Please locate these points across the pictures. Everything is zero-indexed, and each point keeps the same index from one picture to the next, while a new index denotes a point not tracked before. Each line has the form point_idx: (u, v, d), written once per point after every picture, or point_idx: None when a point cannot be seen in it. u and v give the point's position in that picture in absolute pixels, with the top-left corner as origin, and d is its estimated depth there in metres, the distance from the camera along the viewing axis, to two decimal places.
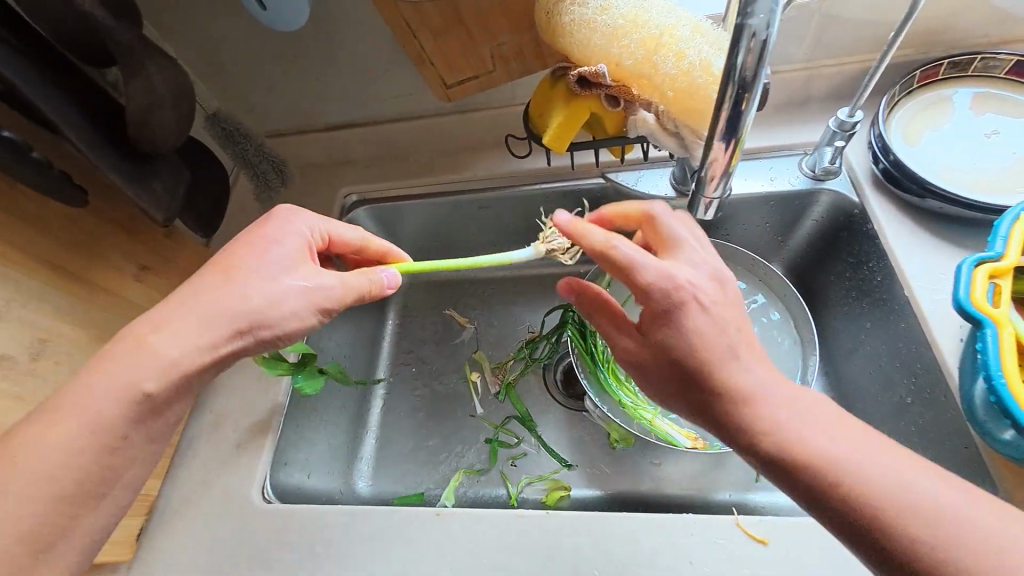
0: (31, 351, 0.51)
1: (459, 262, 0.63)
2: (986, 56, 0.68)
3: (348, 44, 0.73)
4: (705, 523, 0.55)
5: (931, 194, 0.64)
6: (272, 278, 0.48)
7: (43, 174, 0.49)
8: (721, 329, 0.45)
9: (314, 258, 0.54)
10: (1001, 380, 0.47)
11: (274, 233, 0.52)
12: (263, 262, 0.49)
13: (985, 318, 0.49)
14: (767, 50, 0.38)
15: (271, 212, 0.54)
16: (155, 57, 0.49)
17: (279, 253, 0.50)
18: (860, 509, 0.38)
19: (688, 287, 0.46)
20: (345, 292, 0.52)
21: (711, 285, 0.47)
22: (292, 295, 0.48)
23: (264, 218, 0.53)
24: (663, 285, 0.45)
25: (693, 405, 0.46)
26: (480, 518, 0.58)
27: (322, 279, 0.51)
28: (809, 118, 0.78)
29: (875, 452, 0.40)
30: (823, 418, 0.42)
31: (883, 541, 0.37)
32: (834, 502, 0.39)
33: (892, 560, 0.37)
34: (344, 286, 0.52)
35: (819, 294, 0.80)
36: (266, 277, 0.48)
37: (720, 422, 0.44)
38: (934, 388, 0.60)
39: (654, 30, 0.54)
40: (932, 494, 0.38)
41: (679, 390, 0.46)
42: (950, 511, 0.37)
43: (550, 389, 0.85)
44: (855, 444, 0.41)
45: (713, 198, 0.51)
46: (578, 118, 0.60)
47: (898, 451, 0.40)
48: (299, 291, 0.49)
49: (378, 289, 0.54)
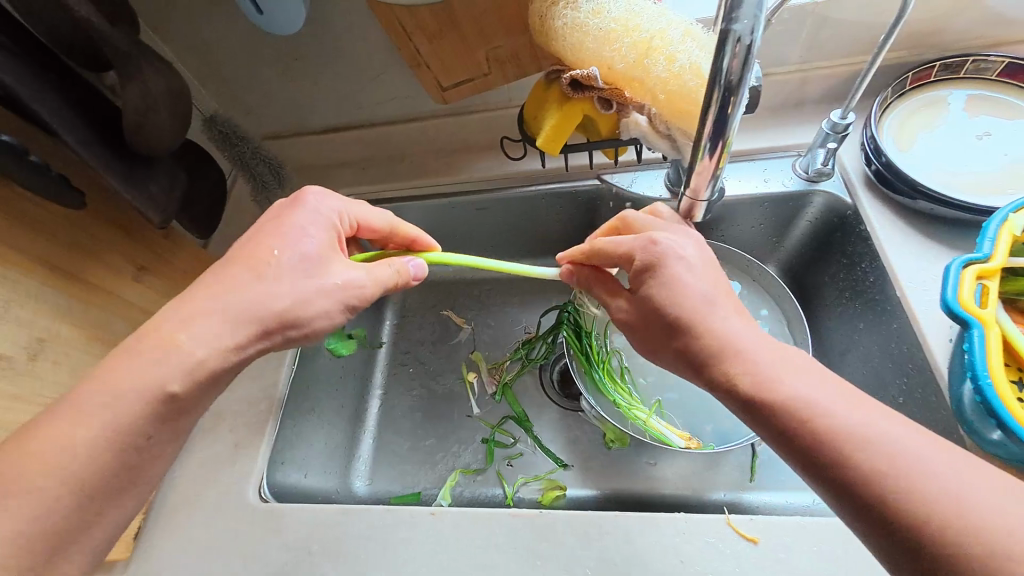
0: (29, 351, 0.52)
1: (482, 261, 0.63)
2: (977, 58, 0.69)
3: (344, 47, 0.74)
4: (697, 522, 0.55)
5: (922, 195, 0.65)
6: (304, 275, 0.48)
7: (41, 178, 0.49)
8: (709, 298, 0.46)
9: (340, 248, 0.55)
10: (987, 381, 0.47)
11: (302, 221, 0.51)
12: (295, 252, 0.49)
13: (972, 319, 0.50)
14: (752, 55, 0.38)
15: (298, 196, 0.53)
16: (151, 61, 0.50)
17: (311, 244, 0.50)
18: (842, 464, 0.37)
19: (668, 245, 0.48)
20: (373, 287, 0.52)
21: (692, 247, 0.49)
22: (323, 293, 0.49)
23: (290, 202, 0.53)
24: (644, 244, 0.49)
25: (679, 360, 0.47)
26: (474, 517, 0.58)
27: (353, 275, 0.51)
28: (802, 119, 0.78)
29: (860, 409, 0.40)
30: (807, 376, 0.42)
31: (868, 497, 0.36)
32: (817, 457, 0.39)
33: (878, 517, 0.36)
34: (372, 280, 0.52)
35: (814, 295, 0.80)
36: (298, 271, 0.48)
37: (705, 376, 0.45)
38: (925, 389, 0.60)
39: (645, 34, 0.54)
40: (922, 457, 0.37)
41: (664, 344, 0.47)
42: (942, 475, 0.36)
43: (546, 390, 0.86)
44: (839, 400, 0.40)
45: (702, 199, 0.51)
46: (571, 120, 0.60)
47: (889, 415, 0.40)
48: (331, 289, 0.49)
49: (406, 279, 0.56)
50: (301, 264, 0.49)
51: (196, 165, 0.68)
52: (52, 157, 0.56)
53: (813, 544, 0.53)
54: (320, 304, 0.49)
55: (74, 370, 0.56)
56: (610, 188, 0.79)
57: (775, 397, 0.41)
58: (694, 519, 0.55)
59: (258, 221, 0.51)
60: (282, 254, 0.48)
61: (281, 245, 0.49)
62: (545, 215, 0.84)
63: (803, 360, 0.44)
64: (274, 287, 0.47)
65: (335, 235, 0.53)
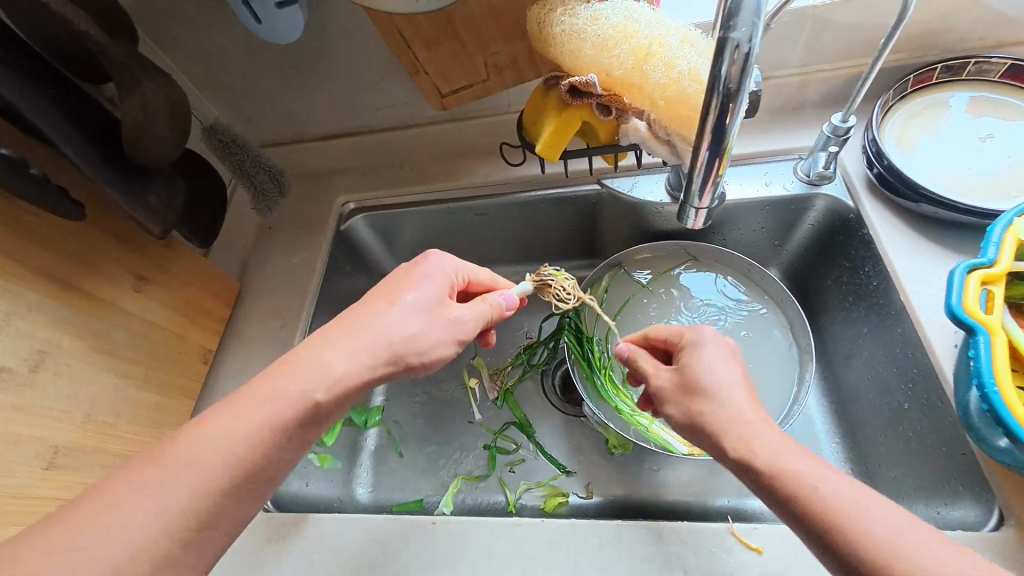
0: (30, 362, 0.52)
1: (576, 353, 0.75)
2: (980, 60, 0.68)
3: (343, 55, 0.74)
4: (698, 530, 0.55)
5: (925, 199, 0.64)
6: (420, 317, 0.51)
7: (39, 190, 0.49)
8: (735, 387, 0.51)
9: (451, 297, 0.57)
10: (993, 387, 0.47)
11: (426, 272, 0.55)
12: (416, 299, 0.52)
13: (977, 325, 0.49)
14: (750, 61, 0.38)
15: (424, 253, 0.57)
16: (150, 73, 0.50)
17: (428, 292, 0.53)
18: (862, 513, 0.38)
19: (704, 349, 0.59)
20: (475, 323, 0.55)
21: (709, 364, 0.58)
22: (437, 331, 0.51)
23: (415, 258, 0.57)
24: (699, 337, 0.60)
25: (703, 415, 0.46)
26: (477, 527, 0.58)
27: (460, 314, 0.54)
28: (803, 122, 0.78)
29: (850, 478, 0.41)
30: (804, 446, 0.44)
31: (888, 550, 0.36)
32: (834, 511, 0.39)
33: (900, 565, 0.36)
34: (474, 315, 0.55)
35: (816, 299, 0.80)
36: (412, 318, 0.51)
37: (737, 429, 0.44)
38: (931, 395, 0.60)
39: (643, 41, 0.54)
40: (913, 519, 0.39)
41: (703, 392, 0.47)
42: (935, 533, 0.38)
43: (547, 395, 0.86)
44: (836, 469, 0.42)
45: (703, 207, 0.50)
46: (570, 125, 0.60)
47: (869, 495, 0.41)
48: (444, 326, 0.52)
49: (499, 312, 0.57)
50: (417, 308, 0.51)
51: (196, 175, 0.68)
52: (50, 169, 0.56)
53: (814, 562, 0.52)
54: (439, 339, 0.52)
55: (75, 382, 0.56)
56: (610, 193, 0.79)
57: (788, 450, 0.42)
58: (690, 530, 0.55)
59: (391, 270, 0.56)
60: (407, 296, 0.52)
61: (407, 288, 0.53)
62: (547, 220, 0.84)
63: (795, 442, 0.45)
64: (397, 321, 0.50)
65: (449, 287, 0.56)
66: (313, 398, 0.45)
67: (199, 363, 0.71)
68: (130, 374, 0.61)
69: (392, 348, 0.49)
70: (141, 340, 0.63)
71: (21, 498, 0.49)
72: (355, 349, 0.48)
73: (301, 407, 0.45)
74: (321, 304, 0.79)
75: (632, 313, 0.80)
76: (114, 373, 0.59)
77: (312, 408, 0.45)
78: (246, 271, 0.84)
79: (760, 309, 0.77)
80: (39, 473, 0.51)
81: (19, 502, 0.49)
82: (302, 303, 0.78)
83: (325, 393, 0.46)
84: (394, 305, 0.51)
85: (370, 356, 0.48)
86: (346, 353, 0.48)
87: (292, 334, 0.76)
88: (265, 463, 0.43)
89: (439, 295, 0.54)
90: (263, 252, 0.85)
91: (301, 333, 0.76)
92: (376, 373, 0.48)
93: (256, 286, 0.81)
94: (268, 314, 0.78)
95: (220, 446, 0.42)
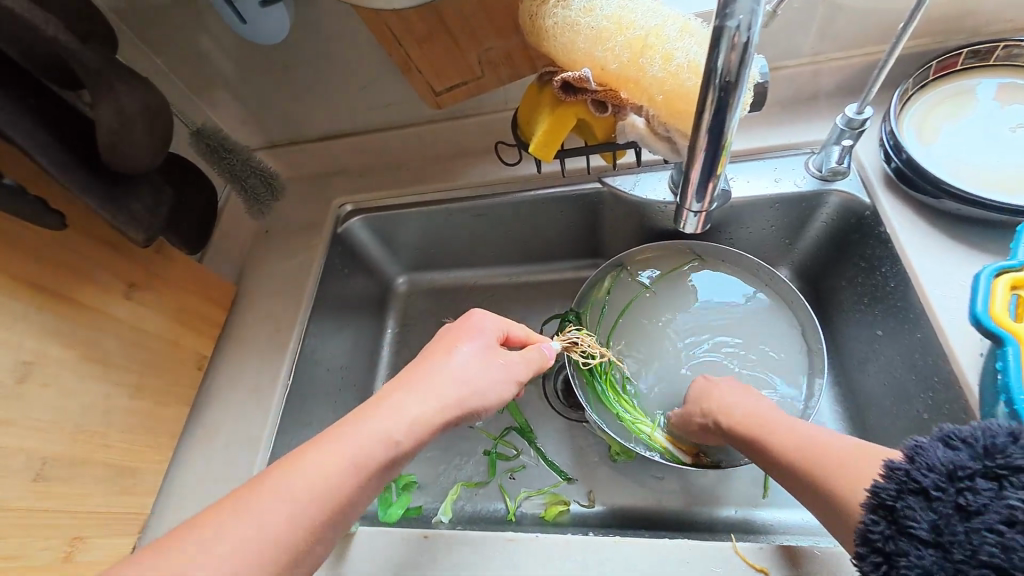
0: (16, 373, 0.51)
1: (586, 374, 0.72)
2: (1009, 44, 0.63)
3: (334, 54, 0.72)
4: (701, 549, 0.52)
5: (949, 195, 0.60)
6: (486, 372, 0.48)
7: (15, 198, 0.48)
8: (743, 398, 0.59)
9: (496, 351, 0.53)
10: (1022, 403, 0.44)
11: (481, 334, 0.51)
12: (474, 353, 0.49)
13: (1006, 334, 0.46)
14: (750, 51, 0.35)
15: (467, 313, 0.53)
16: (124, 78, 0.49)
17: (484, 352, 0.50)
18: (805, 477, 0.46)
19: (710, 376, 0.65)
20: (526, 365, 0.53)
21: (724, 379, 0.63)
22: (500, 383, 0.49)
23: (460, 318, 0.53)
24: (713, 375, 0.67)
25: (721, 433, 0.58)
26: (470, 542, 0.55)
27: (514, 363, 0.51)
28: (816, 114, 0.74)
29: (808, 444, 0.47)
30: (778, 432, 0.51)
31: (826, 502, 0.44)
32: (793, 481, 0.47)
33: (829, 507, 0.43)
34: (527, 360, 0.53)
35: (829, 299, 0.76)
36: (481, 375, 0.48)
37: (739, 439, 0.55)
38: (952, 405, 0.56)
39: (639, 32, 0.51)
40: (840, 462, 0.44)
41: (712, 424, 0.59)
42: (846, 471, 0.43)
43: (549, 399, 0.83)
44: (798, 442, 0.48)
45: (697, 210, 0.47)
46: (563, 125, 0.58)
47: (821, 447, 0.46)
48: (506, 377, 0.50)
49: (545, 360, 0.55)
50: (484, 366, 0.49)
51: (186, 180, 0.68)
52: (25, 176, 0.54)
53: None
54: (499, 382, 0.49)
55: (63, 393, 0.55)
56: (611, 191, 0.76)
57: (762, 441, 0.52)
58: (692, 560, 0.51)
59: (440, 328, 0.52)
60: (465, 347, 0.49)
61: (464, 340, 0.50)
62: (546, 220, 0.82)
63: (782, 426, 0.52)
64: (461, 375, 0.47)
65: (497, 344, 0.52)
66: (391, 437, 0.42)
67: (193, 369, 0.71)
68: (119, 382, 0.61)
69: (438, 385, 0.45)
70: (135, 347, 0.62)
71: (7, 510, 0.49)
72: (429, 392, 0.44)
73: (380, 445, 0.41)
74: (318, 309, 0.78)
75: (637, 318, 0.77)
76: (104, 382, 0.59)
77: (390, 447, 0.42)
78: (242, 276, 0.83)
79: (772, 317, 0.74)
80: (28, 484, 0.51)
81: (5, 515, 0.49)
82: (298, 307, 0.77)
83: (404, 433, 0.42)
84: (454, 356, 0.48)
85: (440, 408, 0.44)
86: (420, 398, 0.44)
87: (287, 338, 0.75)
88: (351, 497, 0.39)
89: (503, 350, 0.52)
90: (260, 256, 0.84)
91: (295, 338, 0.75)
92: (444, 414, 0.44)
93: (252, 291, 0.80)
94: (264, 318, 0.77)
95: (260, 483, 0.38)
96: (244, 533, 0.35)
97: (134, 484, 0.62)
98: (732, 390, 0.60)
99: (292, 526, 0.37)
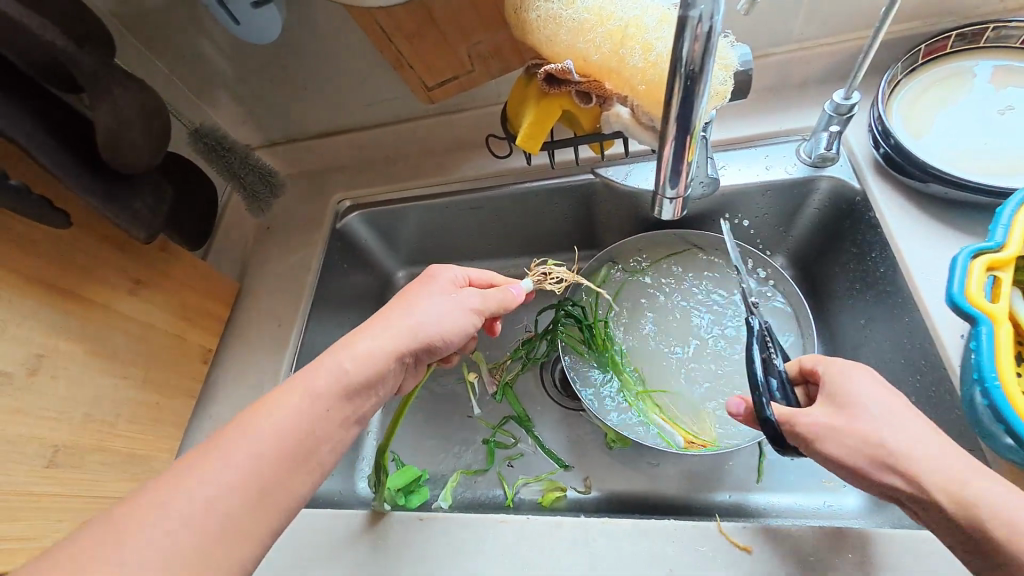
0: (27, 366, 0.54)
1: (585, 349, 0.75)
2: (998, 25, 0.63)
3: (327, 53, 0.74)
4: (687, 528, 0.53)
5: (935, 178, 0.60)
6: (440, 307, 0.51)
7: (22, 199, 0.50)
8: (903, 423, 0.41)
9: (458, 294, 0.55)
10: (994, 382, 0.44)
11: (437, 283, 0.54)
12: (429, 295, 0.52)
13: (980, 315, 0.47)
14: (713, 39, 0.35)
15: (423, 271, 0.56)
16: (121, 81, 0.51)
17: (438, 295, 0.52)
18: None
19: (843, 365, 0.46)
20: (486, 299, 0.55)
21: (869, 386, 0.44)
22: (456, 313, 0.52)
23: (418, 277, 0.56)
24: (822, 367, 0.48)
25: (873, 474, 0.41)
26: (465, 525, 0.57)
27: (471, 297, 0.54)
28: (805, 100, 0.74)
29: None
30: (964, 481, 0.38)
31: None
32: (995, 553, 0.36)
33: None
34: (487, 298, 0.55)
35: (824, 286, 0.76)
36: (434, 308, 0.51)
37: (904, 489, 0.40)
38: (939, 386, 0.57)
39: (619, 22, 0.51)
40: None
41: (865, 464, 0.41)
42: None
43: (546, 388, 0.85)
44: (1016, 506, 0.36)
45: (677, 196, 0.48)
46: (549, 117, 0.59)
47: None
48: (461, 309, 0.52)
49: (510, 295, 0.57)
50: (439, 302, 0.51)
51: (186, 180, 0.71)
52: (32, 178, 0.56)
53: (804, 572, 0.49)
54: (454, 315, 0.52)
55: (72, 384, 0.58)
56: (604, 182, 0.77)
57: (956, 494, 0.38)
58: (677, 539, 0.53)
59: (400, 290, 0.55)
60: (419, 294, 0.52)
61: (418, 289, 0.53)
62: (539, 211, 0.83)
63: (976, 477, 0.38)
64: (415, 310, 0.50)
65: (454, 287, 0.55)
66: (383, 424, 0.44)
67: (199, 362, 0.73)
68: (126, 374, 0.63)
69: (391, 324, 0.49)
70: (140, 341, 0.65)
71: (20, 495, 0.52)
72: (380, 330, 0.48)
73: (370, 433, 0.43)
74: (318, 303, 0.80)
75: (631, 306, 0.78)
76: (112, 375, 0.61)
77: None
78: (245, 271, 0.85)
79: (765, 304, 0.74)
80: (40, 470, 0.54)
81: (18, 499, 0.51)
82: (299, 301, 0.80)
83: (353, 361, 0.45)
84: (408, 302, 0.51)
85: (394, 340, 0.48)
86: (373, 336, 0.47)
87: (290, 331, 0.77)
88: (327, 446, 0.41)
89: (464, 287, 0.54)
90: (262, 253, 0.86)
91: (297, 330, 0.77)
92: (399, 345, 0.48)
93: (255, 286, 0.82)
94: (267, 313, 0.79)
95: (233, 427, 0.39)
96: (232, 477, 0.37)
97: (143, 472, 0.64)
98: (863, 399, 0.43)
99: (269, 462, 0.39)
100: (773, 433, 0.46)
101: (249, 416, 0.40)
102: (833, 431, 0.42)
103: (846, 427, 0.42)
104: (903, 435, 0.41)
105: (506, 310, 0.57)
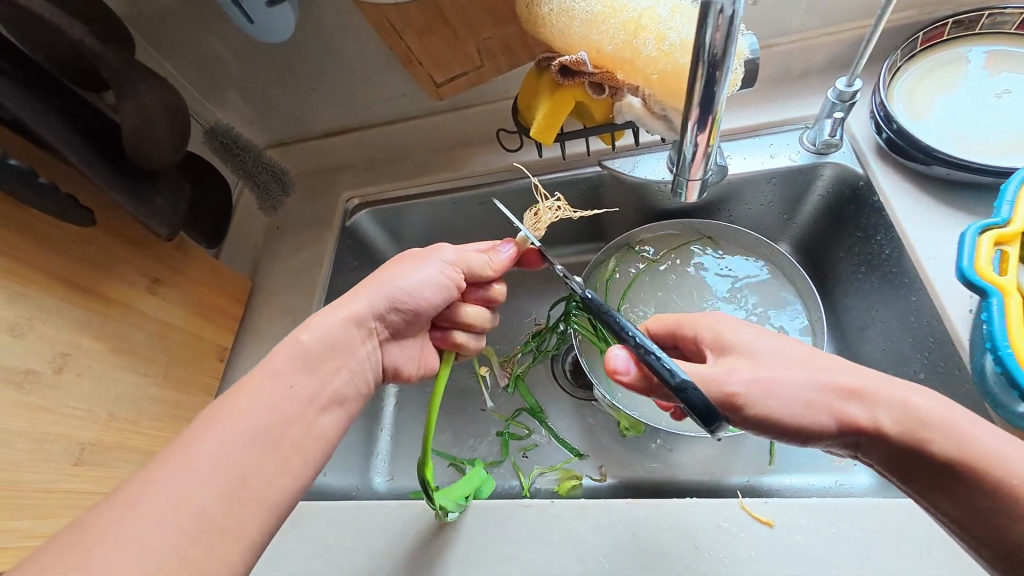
0: (54, 364, 0.54)
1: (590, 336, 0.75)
2: (993, 12, 0.65)
3: (337, 51, 0.75)
4: (709, 506, 0.54)
5: (937, 160, 0.62)
6: (415, 267, 0.56)
7: (49, 198, 0.50)
8: (775, 353, 0.45)
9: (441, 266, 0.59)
10: (1007, 349, 0.46)
11: (414, 252, 0.59)
12: (405, 260, 0.57)
13: (990, 287, 0.49)
14: (734, 24, 0.36)
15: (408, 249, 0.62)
16: (144, 79, 0.52)
17: (414, 259, 0.57)
18: (897, 444, 0.41)
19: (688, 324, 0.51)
20: (463, 259, 0.59)
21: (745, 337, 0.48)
22: (429, 270, 0.56)
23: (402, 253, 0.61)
24: (665, 332, 0.53)
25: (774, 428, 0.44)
26: (491, 512, 0.58)
27: (444, 255, 0.58)
28: (808, 90, 0.76)
29: (876, 400, 0.42)
30: (823, 399, 0.43)
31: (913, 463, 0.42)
32: (869, 442, 0.43)
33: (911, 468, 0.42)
34: (463, 255, 0.59)
35: (828, 270, 0.78)
36: (406, 268, 0.56)
37: (793, 431, 0.43)
38: (948, 362, 0.59)
39: (632, 13, 0.52)
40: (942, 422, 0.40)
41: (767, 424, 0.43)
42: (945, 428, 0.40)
43: (558, 380, 0.86)
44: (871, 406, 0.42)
45: (696, 180, 0.49)
46: (564, 109, 0.60)
47: (888, 403, 0.42)
48: (435, 267, 0.57)
49: (499, 261, 0.61)
50: (414, 265, 0.56)
51: (201, 179, 0.72)
52: (56, 176, 0.57)
53: (824, 546, 0.51)
54: (427, 273, 0.56)
55: (96, 382, 0.58)
56: (611, 173, 0.78)
57: (829, 413, 0.43)
58: (700, 517, 0.54)
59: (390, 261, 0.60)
60: (398, 262, 0.57)
61: (399, 258, 0.58)
62: None
63: (830, 387, 0.43)
64: (389, 274, 0.55)
65: (431, 251, 0.58)
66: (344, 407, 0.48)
67: (215, 360, 0.73)
68: (147, 372, 0.63)
69: (366, 287, 0.54)
70: (159, 338, 0.65)
71: (48, 492, 0.52)
72: (354, 294, 0.54)
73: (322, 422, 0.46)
74: (331, 300, 0.81)
75: (643, 296, 0.78)
76: (134, 372, 0.62)
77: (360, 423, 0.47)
78: (254, 271, 0.85)
79: (774, 293, 0.75)
80: (69, 468, 0.54)
81: (47, 496, 0.52)
82: (312, 298, 0.80)
83: (310, 333, 0.49)
84: (388, 269, 0.56)
85: (365, 302, 0.53)
86: (344, 303, 0.53)
87: None
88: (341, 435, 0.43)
89: (440, 247, 0.59)
90: (273, 252, 0.86)
91: None
92: (375, 304, 0.54)
93: (267, 284, 0.83)
94: (279, 311, 0.80)
95: (222, 404, 0.42)
96: None
97: None
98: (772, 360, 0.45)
99: None
100: (704, 399, 0.42)
101: (273, 404, 0.42)
102: (766, 387, 0.43)
103: (786, 384, 0.43)
104: (816, 373, 0.44)
105: (494, 271, 0.61)
